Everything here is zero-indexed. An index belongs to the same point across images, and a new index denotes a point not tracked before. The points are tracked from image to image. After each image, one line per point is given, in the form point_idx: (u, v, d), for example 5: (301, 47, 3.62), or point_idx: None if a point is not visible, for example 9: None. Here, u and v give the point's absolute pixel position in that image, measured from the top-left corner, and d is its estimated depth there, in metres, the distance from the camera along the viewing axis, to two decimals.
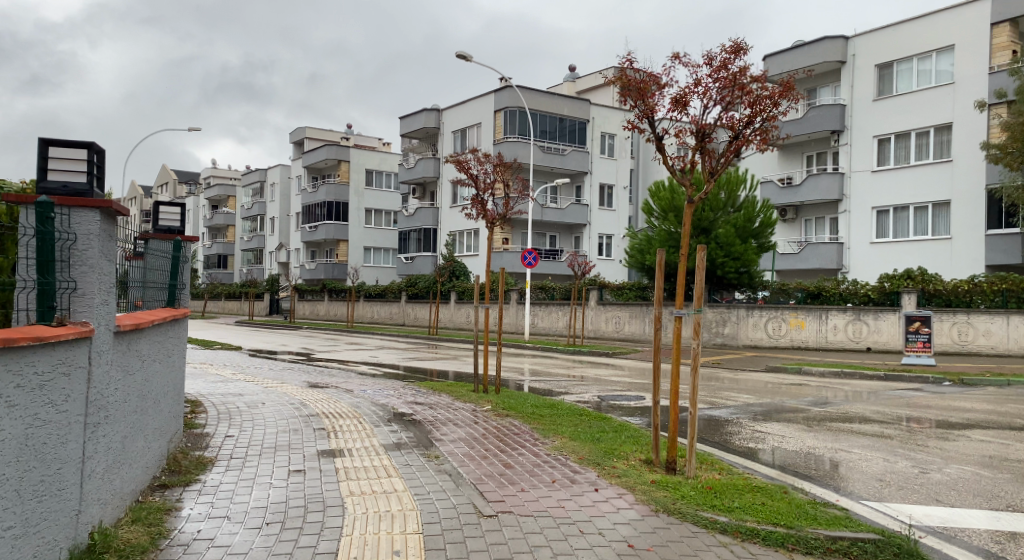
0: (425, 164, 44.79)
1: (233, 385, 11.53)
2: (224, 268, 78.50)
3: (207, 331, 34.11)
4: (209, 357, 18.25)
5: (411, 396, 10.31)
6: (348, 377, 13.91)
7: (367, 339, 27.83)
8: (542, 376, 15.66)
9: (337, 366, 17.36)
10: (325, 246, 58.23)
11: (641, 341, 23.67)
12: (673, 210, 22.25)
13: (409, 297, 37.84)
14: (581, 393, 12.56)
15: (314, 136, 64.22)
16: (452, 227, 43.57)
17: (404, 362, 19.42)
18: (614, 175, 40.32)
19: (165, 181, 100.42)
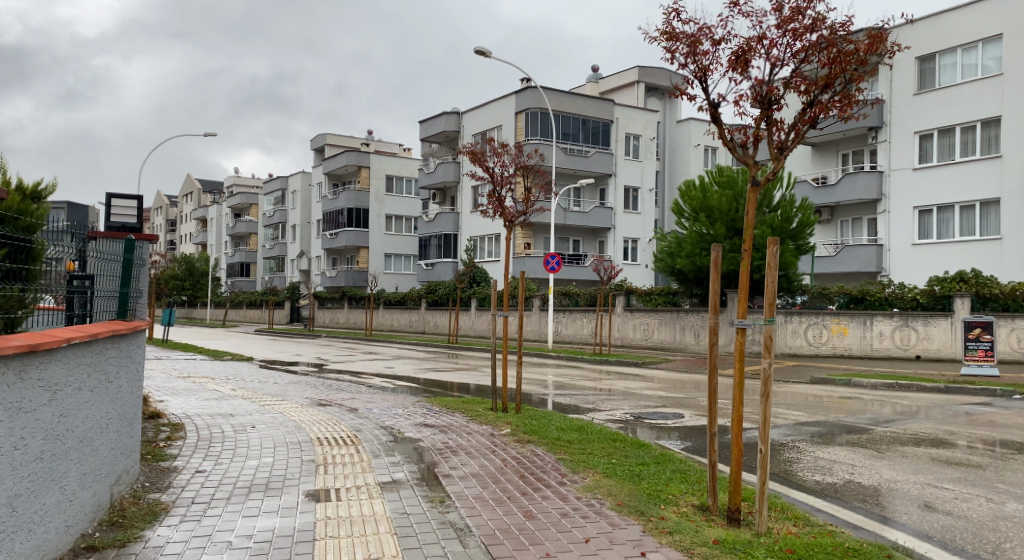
0: (445, 168, 43.88)
1: (227, 402, 10.54)
2: (245, 276, 78.33)
3: (222, 341, 33.39)
4: (217, 370, 17.34)
5: (420, 416, 9.23)
6: (355, 391, 12.89)
7: (385, 348, 26.86)
8: (566, 390, 14.52)
9: (347, 378, 16.36)
10: (346, 253, 57.53)
11: (671, 349, 22.41)
12: (705, 210, 20.99)
13: (428, 304, 36.85)
14: (609, 410, 11.39)
15: (334, 142, 63.72)
16: (472, 232, 42.59)
17: (418, 373, 18.37)
18: (639, 176, 39.04)
19: (191, 190, 100.99)
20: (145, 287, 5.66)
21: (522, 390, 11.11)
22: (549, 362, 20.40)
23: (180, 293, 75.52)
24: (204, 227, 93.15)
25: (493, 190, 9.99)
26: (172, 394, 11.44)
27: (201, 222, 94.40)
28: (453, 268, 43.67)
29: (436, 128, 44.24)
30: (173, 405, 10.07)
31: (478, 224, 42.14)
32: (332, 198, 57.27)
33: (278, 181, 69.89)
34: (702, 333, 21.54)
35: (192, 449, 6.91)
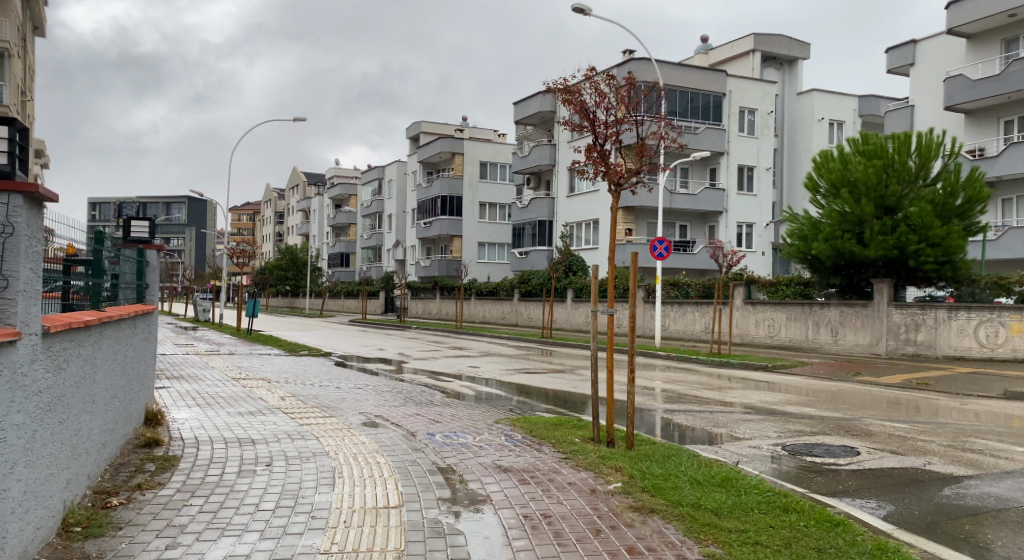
0: (540, 151, 41.47)
1: (260, 419, 8.42)
2: (344, 266, 78.67)
3: (310, 332, 32.17)
4: (286, 370, 15.58)
5: (494, 451, 6.77)
6: (426, 402, 10.61)
7: (474, 343, 24.77)
8: (682, 402, 11.79)
9: (425, 382, 14.18)
10: (441, 242, 56.12)
11: (801, 349, 19.22)
12: (847, 185, 17.71)
13: (522, 294, 34.59)
14: (746, 437, 8.59)
15: (430, 130, 62.50)
16: (568, 218, 40.02)
17: (505, 375, 16.08)
18: (755, 154, 35.37)
19: (297, 183, 103.00)
20: (15, 271, 3.34)
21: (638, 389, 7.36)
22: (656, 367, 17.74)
23: (283, 283, 76.59)
24: (306, 218, 94.79)
25: (593, 143, 7.36)
26: (202, 406, 9.50)
27: (304, 214, 96.03)
28: (548, 256, 41.28)
29: (531, 108, 41.99)
30: (191, 425, 8.03)
31: (575, 209, 39.49)
32: (427, 186, 56.02)
33: (375, 170, 69.57)
34: (841, 331, 18.23)
35: (157, 514, 4.71)
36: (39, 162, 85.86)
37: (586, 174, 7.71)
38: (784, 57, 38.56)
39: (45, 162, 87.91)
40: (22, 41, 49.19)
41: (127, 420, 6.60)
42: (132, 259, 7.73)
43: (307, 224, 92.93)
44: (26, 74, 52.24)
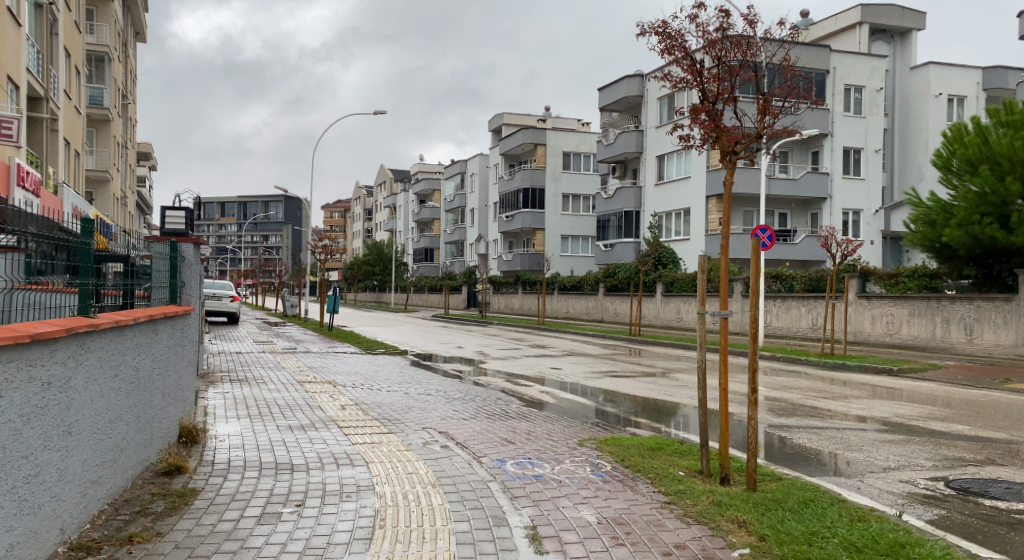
0: (625, 139, 39.62)
1: (311, 437, 7.35)
2: (429, 261, 78.70)
3: (391, 328, 31.62)
4: (358, 371, 14.69)
5: (576, 492, 5.43)
6: (499, 415, 9.30)
7: (557, 341, 23.49)
8: (797, 416, 10.03)
9: (501, 387, 12.91)
10: (523, 236, 54.95)
11: (926, 349, 17.03)
12: (987, 162, 15.39)
13: (607, 289, 33.01)
14: (892, 469, 6.88)
15: (512, 122, 61.45)
16: (657, 208, 38.12)
17: (589, 379, 14.62)
18: (863, 135, 32.62)
19: (384, 179, 104.15)
20: None
21: (758, 408, 5.52)
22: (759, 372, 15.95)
23: (370, 278, 77.34)
24: (391, 215, 95.67)
25: (700, 103, 5.90)
26: (252, 418, 8.55)
27: (391, 210, 96.86)
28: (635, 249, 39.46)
29: (616, 94, 40.26)
30: (233, 443, 7.07)
31: (663, 199, 37.57)
32: (509, 179, 55.03)
33: (458, 164, 69.09)
34: (977, 328, 15.91)
35: None
36: (144, 164, 90.12)
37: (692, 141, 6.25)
38: (895, 29, 35.38)
39: (150, 165, 92.20)
40: (122, 46, 51.21)
41: (144, 446, 5.59)
42: (164, 254, 6.82)
43: (393, 220, 93.81)
44: (127, 78, 54.42)
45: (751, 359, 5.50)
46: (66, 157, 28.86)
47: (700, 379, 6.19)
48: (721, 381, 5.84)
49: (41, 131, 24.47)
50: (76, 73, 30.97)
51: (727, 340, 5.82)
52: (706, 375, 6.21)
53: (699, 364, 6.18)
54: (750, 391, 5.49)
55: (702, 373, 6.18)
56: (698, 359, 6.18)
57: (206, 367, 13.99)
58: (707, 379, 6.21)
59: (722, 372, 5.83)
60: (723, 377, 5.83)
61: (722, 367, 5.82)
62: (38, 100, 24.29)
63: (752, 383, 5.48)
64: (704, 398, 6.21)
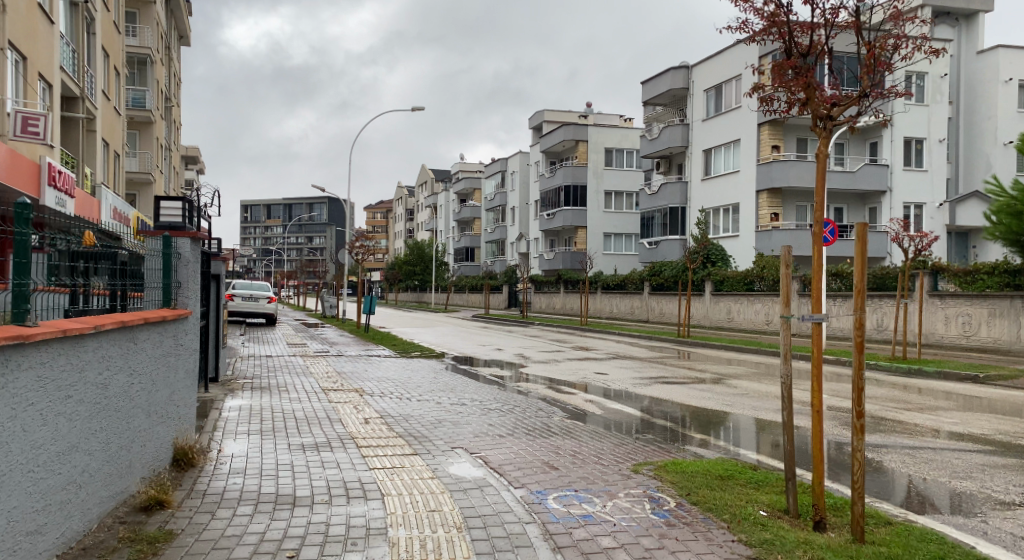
0: (671, 132, 38.23)
1: (323, 460, 6.44)
2: (470, 261, 77.97)
3: (430, 328, 30.82)
4: (391, 376, 13.83)
5: (639, 543, 4.36)
6: (537, 432, 8.22)
7: (601, 343, 22.35)
8: (879, 432, 8.72)
9: (542, 396, 11.83)
10: (565, 234, 53.81)
11: (1010, 353, 15.54)
12: None
13: (653, 288, 31.72)
14: (1021, 505, 5.66)
15: (553, 119, 60.31)
16: (704, 203, 36.70)
17: (637, 387, 13.43)
18: (926, 124, 30.81)
19: (425, 179, 103.71)
20: None
21: (864, 436, 4.37)
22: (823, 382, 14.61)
23: (411, 278, 77.01)
24: (432, 214, 95.16)
25: (785, 60, 4.87)
26: (262, 434, 7.69)
27: (432, 210, 96.41)
28: (681, 246, 38.11)
29: (661, 86, 38.92)
30: (235, 466, 6.18)
31: (711, 194, 36.12)
32: (550, 177, 53.96)
33: (498, 163, 68.20)
34: None
35: None
36: (191, 167, 91.23)
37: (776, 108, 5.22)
38: (960, 11, 33.41)
39: (196, 168, 93.48)
40: (166, 48, 51.47)
41: (120, 475, 4.72)
42: (155, 250, 5.96)
43: (434, 220, 93.34)
44: (171, 80, 54.70)
45: (855, 374, 4.35)
46: (104, 158, 28.66)
47: (786, 398, 5.08)
48: (814, 402, 4.73)
49: (77, 130, 24.16)
50: (115, 74, 30.76)
51: (820, 350, 4.70)
52: (792, 393, 5.10)
53: (783, 379, 5.06)
54: (854, 413, 4.34)
55: (787, 390, 5.06)
56: (782, 373, 5.07)
57: (230, 372, 13.22)
58: (792, 397, 5.08)
59: (815, 390, 4.71)
60: (817, 395, 4.71)
61: (814, 384, 4.68)
62: (74, 100, 23.94)
63: (857, 404, 4.33)
64: (789, 421, 5.08)
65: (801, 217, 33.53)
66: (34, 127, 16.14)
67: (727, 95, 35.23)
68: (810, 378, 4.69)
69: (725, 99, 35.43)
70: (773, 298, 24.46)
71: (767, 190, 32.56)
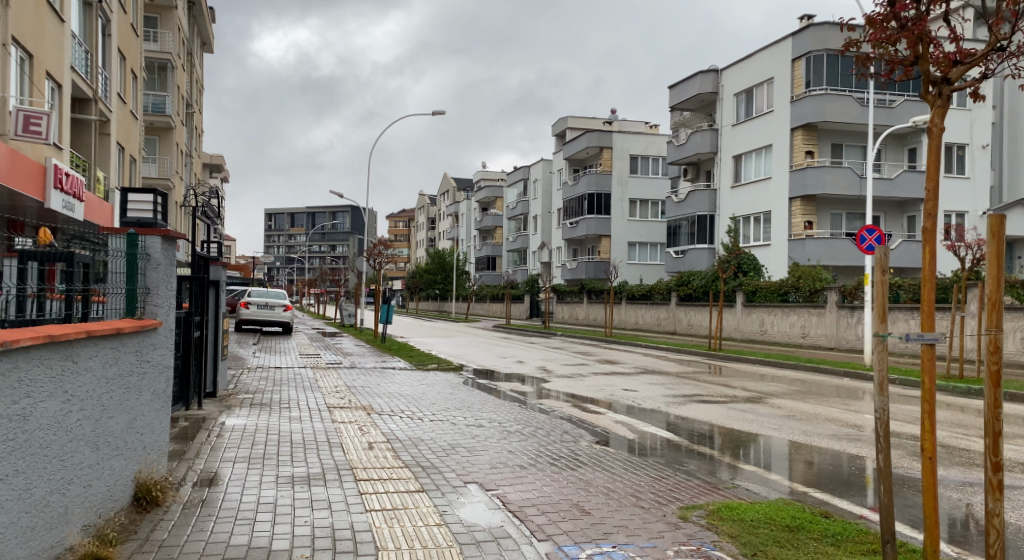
0: (699, 138, 37.12)
1: (313, 500, 5.49)
2: (491, 270, 77.08)
3: (448, 339, 29.87)
4: (406, 391, 12.89)
5: None
6: (561, 464, 7.11)
7: (627, 356, 21.28)
8: (959, 464, 7.52)
9: (568, 416, 10.75)
10: (588, 243, 52.75)
11: None
12: None
13: (680, 298, 30.59)
14: None
15: (576, 126, 59.41)
16: (734, 211, 35.52)
17: (670, 406, 12.27)
18: (969, 129, 29.49)
19: (447, 189, 103.19)
20: None
21: (1002, 496, 3.32)
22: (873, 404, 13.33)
23: (432, 287, 76.30)
24: (454, 222, 94.49)
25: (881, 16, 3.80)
26: (250, 462, 6.76)
27: (453, 218, 95.80)
28: (710, 256, 37.02)
29: (689, 91, 37.86)
30: (208, 507, 5.23)
31: (742, 202, 34.94)
32: (573, 184, 52.98)
33: (521, 171, 67.37)
34: None
35: None
36: (216, 175, 91.63)
37: (880, 68, 4.26)
38: None
39: (220, 176, 93.75)
40: (188, 55, 51.40)
41: (48, 527, 3.77)
42: (113, 252, 5.02)
43: (456, 228, 92.65)
44: (193, 87, 54.63)
45: (990, 414, 3.28)
46: (119, 162, 28.13)
47: (883, 440, 4.03)
48: (927, 447, 3.69)
49: (88, 133, 23.57)
50: (133, 78, 30.33)
51: (933, 379, 3.64)
52: (889, 434, 4.03)
53: (879, 414, 4.01)
54: (990, 466, 3.28)
55: (884, 429, 4.01)
56: (877, 405, 4.02)
57: (233, 385, 12.31)
58: (890, 438, 4.03)
59: (927, 431, 3.68)
60: (932, 437, 3.67)
61: (927, 424, 3.66)
62: (86, 101, 23.40)
63: (995, 453, 3.26)
64: (887, 466, 4.04)
65: (835, 225, 32.26)
66: (37, 125, 15.35)
67: (758, 100, 34.09)
68: (921, 415, 3.67)
69: (755, 104, 34.31)
70: (809, 309, 23.19)
71: (800, 197, 31.36)
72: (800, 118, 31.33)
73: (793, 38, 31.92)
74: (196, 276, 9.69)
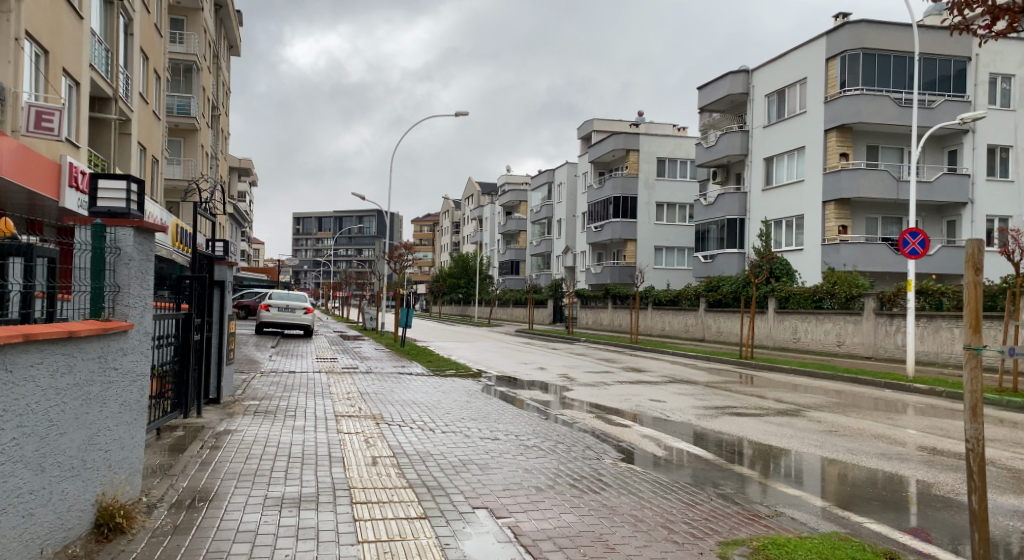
0: (728, 140, 36.17)
1: (299, 527, 4.87)
2: (515, 274, 76.37)
3: (469, 343, 29.20)
4: (421, 399, 12.26)
5: None
6: (581, 487, 6.41)
7: (653, 363, 20.45)
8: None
9: (589, 429, 10.02)
10: (613, 248, 51.87)
11: None
12: None
13: (709, 304, 29.68)
14: None
15: (602, 128, 58.58)
16: (766, 215, 34.53)
17: (700, 419, 11.47)
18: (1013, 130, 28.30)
19: (471, 193, 102.75)
20: None
21: None
22: (919, 418, 12.39)
23: (456, 291, 75.79)
24: (479, 226, 94.03)
25: None
26: (240, 479, 6.17)
27: (477, 222, 95.29)
28: (739, 261, 36.03)
29: (719, 92, 36.95)
30: (180, 533, 4.61)
31: (773, 206, 33.94)
32: (598, 188, 52.16)
33: (545, 174, 66.66)
34: None
35: None
36: (243, 178, 92.18)
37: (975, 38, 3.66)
38: None
39: (247, 180, 94.25)
40: (215, 58, 51.61)
41: None
42: (72, 245, 4.41)
43: (480, 232, 92.18)
44: (219, 90, 54.82)
45: None
46: (140, 162, 27.95)
47: (975, 475, 3.49)
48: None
49: (108, 133, 23.35)
50: (156, 78, 30.23)
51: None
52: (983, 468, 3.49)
53: (971, 443, 3.46)
54: None
55: (979, 461, 3.46)
56: (970, 433, 3.45)
57: (240, 391, 11.77)
58: (984, 470, 3.49)
59: None
60: None
61: None
62: (106, 101, 23.21)
63: None
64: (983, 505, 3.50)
65: (870, 230, 31.14)
66: (49, 122, 14.93)
67: (790, 100, 33.09)
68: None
69: (788, 105, 33.29)
70: (845, 317, 22.21)
71: (834, 200, 30.32)
72: (834, 119, 30.33)
73: (828, 37, 30.90)
74: (198, 276, 9.15)
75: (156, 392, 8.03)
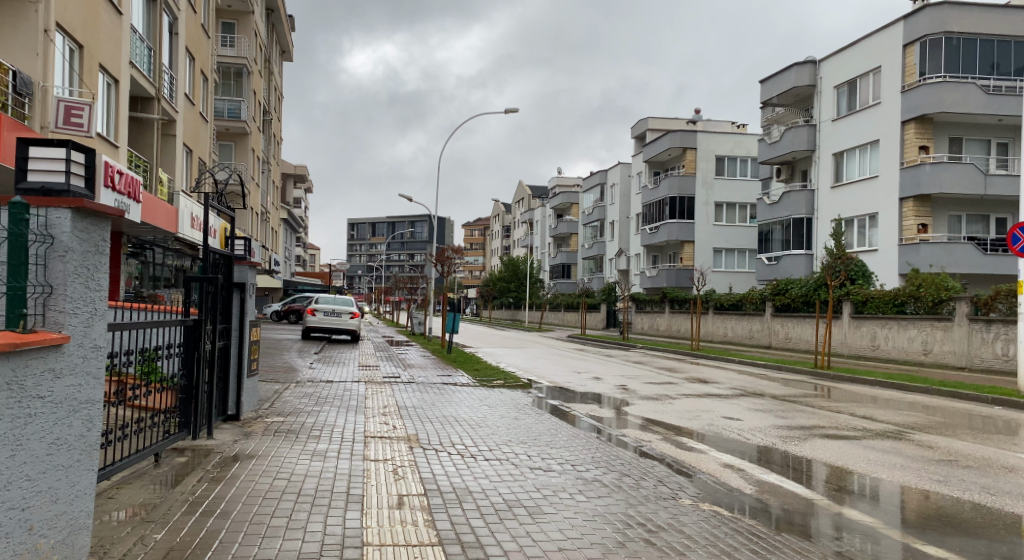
0: (794, 135, 34.13)
1: None
2: (566, 278, 74.86)
3: (519, 350, 27.92)
4: (467, 414, 11.00)
5: None
6: (659, 547, 4.97)
7: (719, 374, 18.84)
8: None
9: (658, 456, 8.54)
10: (669, 250, 50.03)
11: None
12: None
13: (776, 309, 27.84)
14: None
15: (656, 127, 56.75)
16: (835, 213, 32.43)
17: (785, 442, 9.85)
18: None
19: (521, 196, 101.54)
20: None
21: None
22: None
23: (506, 295, 74.70)
24: (530, 229, 92.74)
25: None
26: (232, 529, 4.93)
27: (528, 226, 94.04)
28: (807, 263, 34.04)
29: (784, 84, 34.90)
30: None
31: (845, 203, 31.81)
32: (654, 188, 50.38)
33: (597, 175, 65.04)
34: None
35: None
36: (297, 184, 93.00)
37: None
38: None
39: (300, 186, 95.09)
40: (266, 62, 51.58)
41: None
42: None
43: (531, 235, 90.88)
44: (270, 94, 54.84)
45: None
46: (186, 164, 27.48)
47: None
48: None
49: (151, 133, 22.82)
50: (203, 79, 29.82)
51: None
52: None
53: None
54: None
55: None
56: None
57: (266, 404, 10.69)
58: None
59: None
60: None
61: None
62: (149, 101, 22.71)
63: None
64: None
65: (954, 229, 28.76)
66: (79, 117, 14.17)
67: (863, 91, 30.91)
68: None
69: (859, 96, 31.13)
70: (932, 322, 20.20)
71: (913, 197, 28.09)
72: (912, 110, 28.10)
73: (905, 22, 28.69)
74: (210, 276, 8.03)
75: (158, 410, 6.98)
